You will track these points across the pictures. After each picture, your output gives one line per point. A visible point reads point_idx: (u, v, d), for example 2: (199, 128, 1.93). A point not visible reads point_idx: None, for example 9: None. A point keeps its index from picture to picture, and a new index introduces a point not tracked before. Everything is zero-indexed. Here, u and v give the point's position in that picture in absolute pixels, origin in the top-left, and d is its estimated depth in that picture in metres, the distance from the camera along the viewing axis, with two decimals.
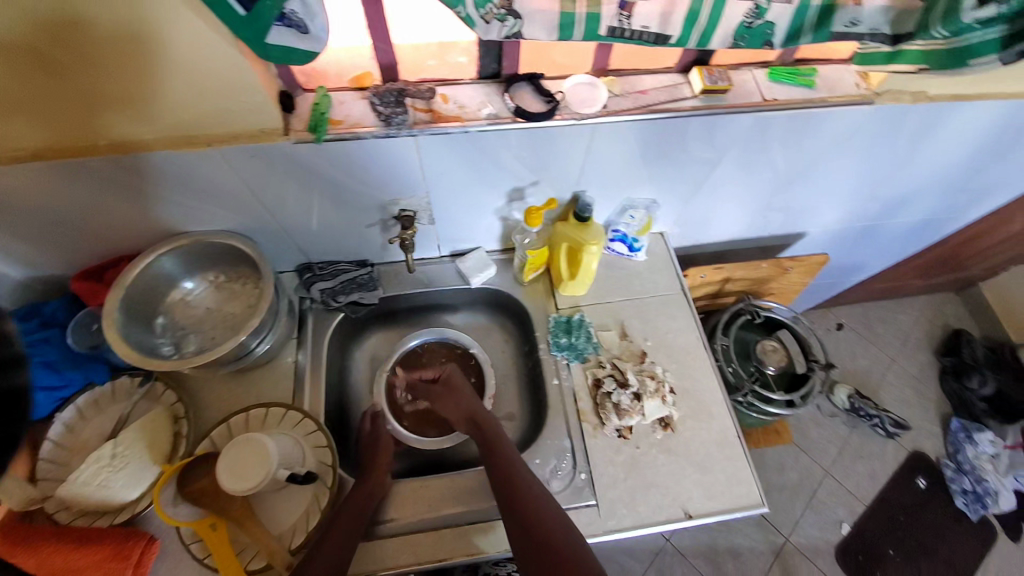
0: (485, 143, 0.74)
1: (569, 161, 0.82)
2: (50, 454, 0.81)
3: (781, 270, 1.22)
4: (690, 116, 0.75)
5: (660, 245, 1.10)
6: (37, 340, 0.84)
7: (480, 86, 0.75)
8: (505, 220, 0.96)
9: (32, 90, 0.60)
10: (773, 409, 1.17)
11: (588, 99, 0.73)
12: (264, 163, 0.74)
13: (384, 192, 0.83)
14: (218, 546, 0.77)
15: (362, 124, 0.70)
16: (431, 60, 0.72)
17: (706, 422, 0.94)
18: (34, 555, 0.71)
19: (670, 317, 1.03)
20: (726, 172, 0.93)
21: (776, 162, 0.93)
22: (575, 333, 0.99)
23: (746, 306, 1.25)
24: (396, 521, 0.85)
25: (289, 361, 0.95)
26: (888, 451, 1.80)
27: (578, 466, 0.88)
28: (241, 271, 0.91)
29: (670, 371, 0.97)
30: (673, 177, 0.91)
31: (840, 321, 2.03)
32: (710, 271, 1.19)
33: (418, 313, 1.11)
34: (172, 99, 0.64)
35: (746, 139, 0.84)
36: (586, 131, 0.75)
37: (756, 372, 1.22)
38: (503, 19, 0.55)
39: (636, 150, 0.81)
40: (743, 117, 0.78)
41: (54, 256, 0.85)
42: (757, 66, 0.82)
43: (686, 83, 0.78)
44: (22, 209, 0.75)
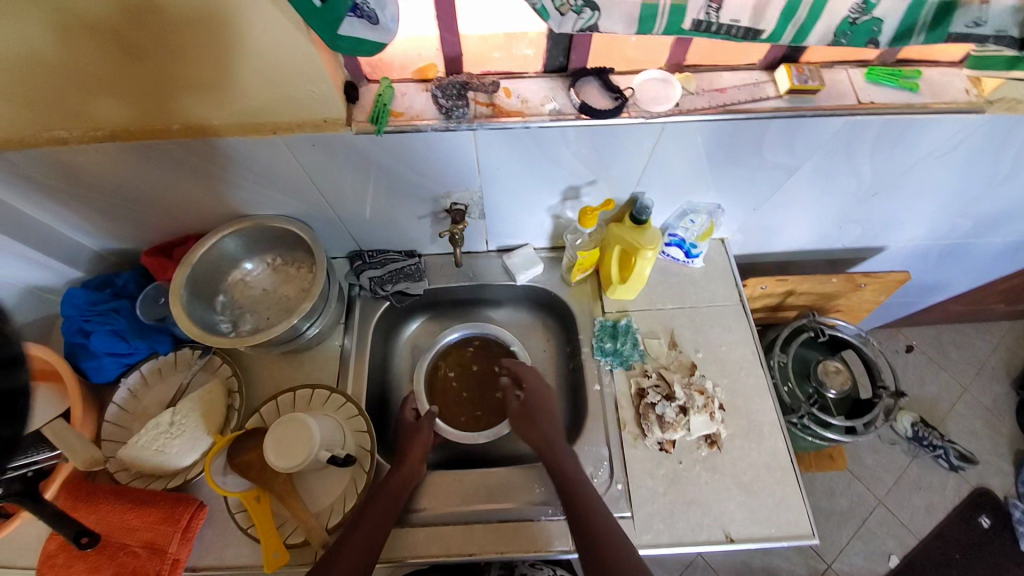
0: (545, 139, 0.71)
1: (632, 163, 0.78)
2: (116, 416, 0.87)
3: (851, 286, 1.13)
4: (773, 117, 0.69)
5: (720, 252, 1.04)
6: (107, 310, 0.89)
7: (544, 81, 0.71)
8: (557, 218, 0.93)
9: (117, 70, 0.62)
10: (831, 434, 1.09)
11: (662, 96, 0.68)
12: (324, 152, 0.74)
13: (437, 184, 0.82)
14: (261, 518, 0.80)
15: (422, 117, 0.69)
16: (497, 52, 0.69)
17: (756, 443, 0.89)
18: (94, 512, 0.77)
19: (725, 329, 0.97)
20: (802, 181, 0.86)
21: (861, 170, 0.85)
22: (621, 339, 0.95)
23: (811, 323, 1.17)
24: (428, 511, 0.86)
25: (336, 346, 0.97)
26: (950, 485, 1.66)
27: (615, 476, 0.86)
28: (296, 255, 0.94)
29: (721, 387, 0.92)
30: (744, 183, 0.85)
31: (908, 343, 1.88)
32: (773, 283, 1.11)
33: (462, 306, 1.11)
34: (243, 85, 0.65)
35: (830, 145, 0.77)
36: (653, 130, 0.70)
37: (815, 394, 1.14)
38: (580, 10, 0.50)
39: (704, 152, 0.76)
40: (833, 121, 0.71)
41: (130, 231, 0.91)
42: (853, 65, 0.74)
43: (770, 82, 0.72)
44: (104, 187, 0.80)
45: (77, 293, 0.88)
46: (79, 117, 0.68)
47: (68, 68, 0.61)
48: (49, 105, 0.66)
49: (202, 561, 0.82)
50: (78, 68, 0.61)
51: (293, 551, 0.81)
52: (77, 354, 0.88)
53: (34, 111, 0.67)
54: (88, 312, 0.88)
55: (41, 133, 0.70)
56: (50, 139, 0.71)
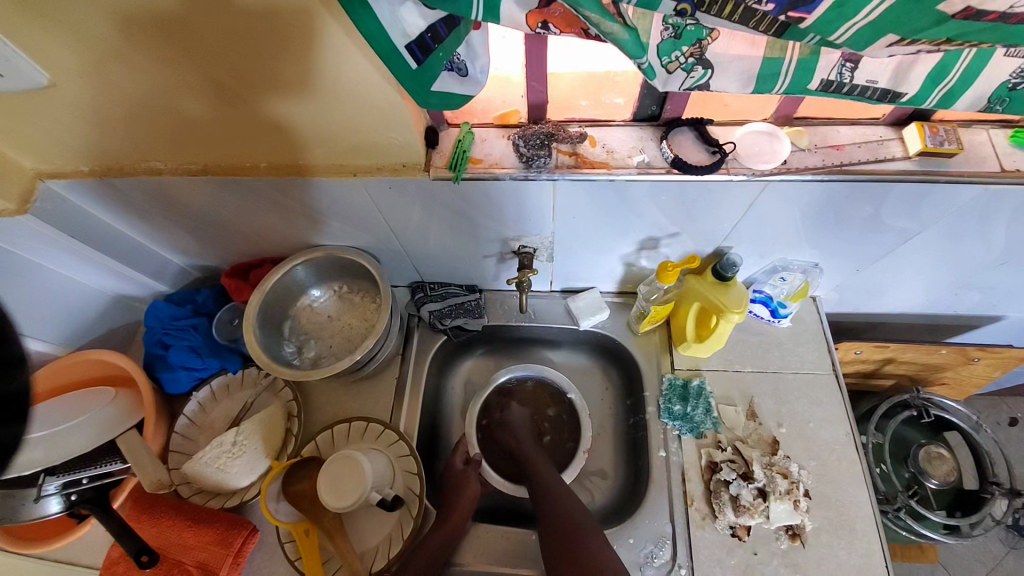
0: (629, 192, 0.66)
1: (722, 218, 0.71)
2: (185, 429, 0.91)
3: (964, 359, 0.98)
4: (899, 180, 0.60)
5: (812, 311, 0.93)
6: (185, 326, 0.94)
7: (633, 130, 0.67)
8: (629, 266, 0.88)
9: (201, 99, 0.63)
10: (931, 533, 0.94)
11: (766, 151, 0.61)
12: (400, 194, 0.73)
13: (508, 228, 0.79)
14: (308, 552, 0.79)
15: (502, 164, 0.66)
16: (585, 100, 0.66)
17: (847, 542, 0.77)
18: (156, 526, 0.79)
19: (813, 402, 0.86)
20: (919, 247, 0.75)
21: (996, 240, 0.73)
22: (693, 402, 0.87)
23: (914, 399, 1.03)
24: (473, 566, 0.82)
25: (392, 378, 0.97)
26: None
27: (678, 559, 0.78)
28: (362, 285, 0.94)
29: (807, 471, 0.82)
30: (849, 244, 0.75)
31: (1015, 416, 1.62)
32: (870, 349, 0.99)
33: (519, 345, 1.07)
34: (320, 118, 0.64)
35: (963, 213, 0.66)
36: (754, 188, 0.64)
37: (914, 483, 1.00)
38: (691, 69, 0.46)
39: (808, 212, 0.68)
40: (972, 188, 0.61)
41: (213, 251, 0.95)
42: (992, 126, 0.64)
43: (898, 139, 0.63)
44: (192, 212, 0.84)
45: (162, 307, 0.94)
46: (170, 145, 0.71)
47: (157, 97, 0.62)
48: (154, 140, 0.71)
49: None
50: (181, 110, 0.65)
51: None
52: (154, 364, 0.93)
53: (136, 142, 0.71)
54: (169, 326, 0.94)
55: (143, 164, 0.75)
56: (150, 170, 0.75)
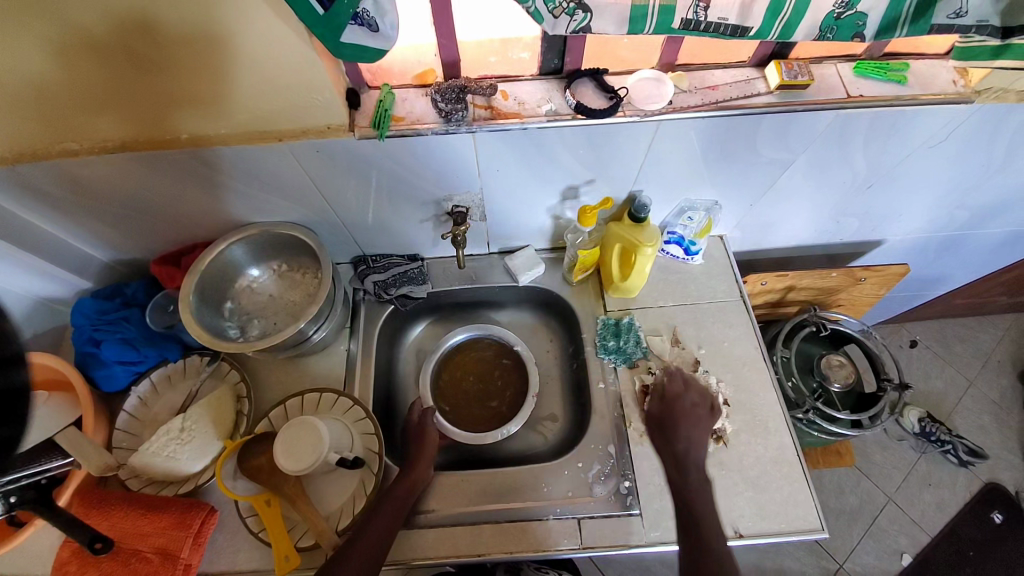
0: (543, 140, 0.73)
1: (629, 162, 0.80)
2: (126, 424, 0.88)
3: (852, 280, 1.14)
4: (765, 112, 0.71)
5: (720, 249, 1.05)
6: (116, 319, 0.91)
7: (540, 83, 0.73)
8: (557, 219, 0.95)
9: (111, 72, 0.62)
10: (837, 429, 1.08)
11: (654, 95, 0.70)
12: (328, 159, 0.76)
13: (439, 188, 0.83)
14: (272, 521, 0.81)
15: (423, 121, 0.71)
16: (493, 56, 0.72)
17: (763, 438, 0.89)
18: (108, 518, 0.78)
19: (726, 325, 0.98)
20: (796, 177, 0.88)
21: (855, 165, 0.86)
22: (624, 336, 0.97)
23: (811, 317, 1.18)
24: (437, 513, 0.87)
25: (342, 349, 0.99)
26: (961, 481, 1.65)
27: (622, 474, 0.87)
28: (302, 261, 0.95)
29: (725, 382, 0.93)
30: (739, 179, 0.87)
31: (913, 338, 1.88)
32: (773, 279, 1.12)
33: (465, 309, 1.12)
34: (240, 85, 0.66)
35: (822, 140, 0.79)
36: (649, 129, 0.72)
37: (820, 388, 1.14)
38: (573, 13, 0.53)
39: (699, 149, 0.78)
40: (824, 115, 0.73)
41: (139, 240, 0.93)
42: (841, 60, 0.76)
43: (761, 77, 0.74)
44: (111, 196, 0.81)
45: (88, 302, 0.91)
46: (80, 122, 0.69)
47: (63, 71, 0.61)
48: (61, 118, 0.68)
49: (215, 566, 0.82)
50: (89, 82, 0.63)
51: (304, 554, 0.82)
52: (88, 363, 0.89)
53: (41, 121, 0.68)
54: (98, 321, 0.90)
55: (51, 145, 0.72)
56: (60, 151, 0.73)
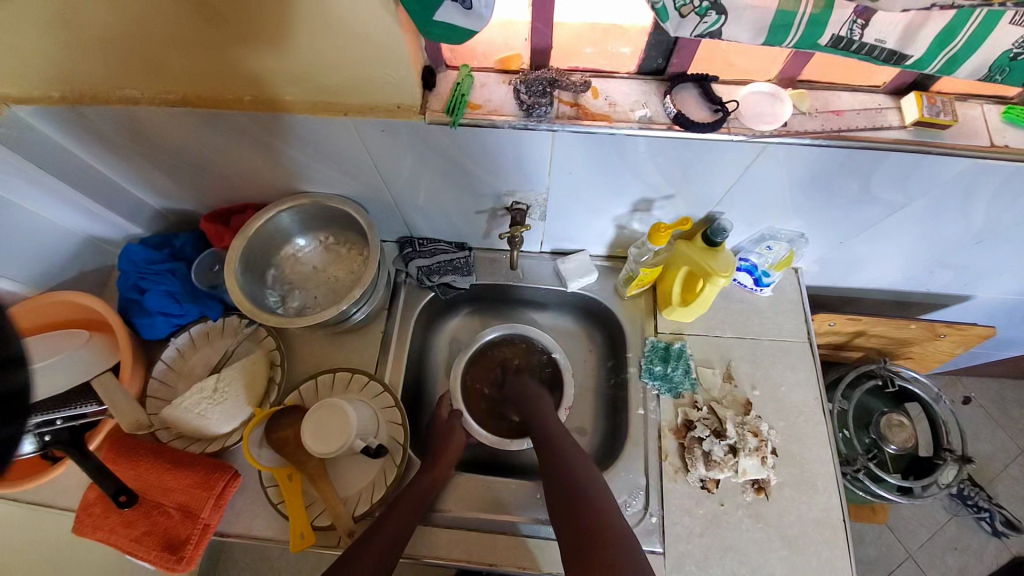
0: (628, 148, 0.66)
1: (717, 181, 0.71)
2: (162, 374, 0.89)
3: (930, 335, 1.03)
4: (894, 149, 0.61)
5: (792, 282, 0.95)
6: (163, 271, 0.91)
7: (636, 83, 0.65)
8: (621, 229, 0.88)
9: (180, 22, 0.58)
10: (884, 492, 1.00)
11: (769, 113, 0.61)
12: (392, 139, 0.71)
13: (503, 182, 0.77)
14: (291, 497, 0.80)
15: (501, 111, 0.64)
16: (589, 48, 0.64)
17: (807, 496, 0.83)
18: (133, 468, 0.79)
19: (787, 368, 0.90)
20: (901, 221, 0.77)
21: (975, 217, 0.75)
22: (673, 364, 0.90)
23: (879, 369, 1.08)
24: (455, 513, 0.85)
25: (378, 331, 0.96)
26: (988, 550, 1.54)
27: (650, 508, 0.82)
28: (349, 236, 0.92)
29: (776, 430, 0.86)
30: (837, 215, 0.77)
31: (969, 395, 1.73)
32: (843, 321, 1.03)
33: (505, 305, 1.07)
34: (312, 52, 0.61)
35: (948, 187, 0.68)
36: (752, 150, 0.64)
37: (874, 447, 1.05)
38: (704, 14, 0.45)
39: (801, 179, 0.69)
40: (961, 161, 0.63)
41: (191, 193, 0.91)
42: (992, 98, 0.65)
43: (896, 108, 0.63)
44: (168, 148, 0.79)
45: (136, 250, 0.91)
46: (145, 70, 0.66)
47: (133, 16, 0.58)
48: (128, 64, 0.65)
49: (232, 528, 0.83)
50: (158, 29, 0.60)
51: (319, 533, 0.81)
52: (131, 309, 0.90)
53: (107, 64, 0.66)
54: (144, 270, 0.90)
55: (115, 89, 0.69)
56: (123, 97, 0.70)
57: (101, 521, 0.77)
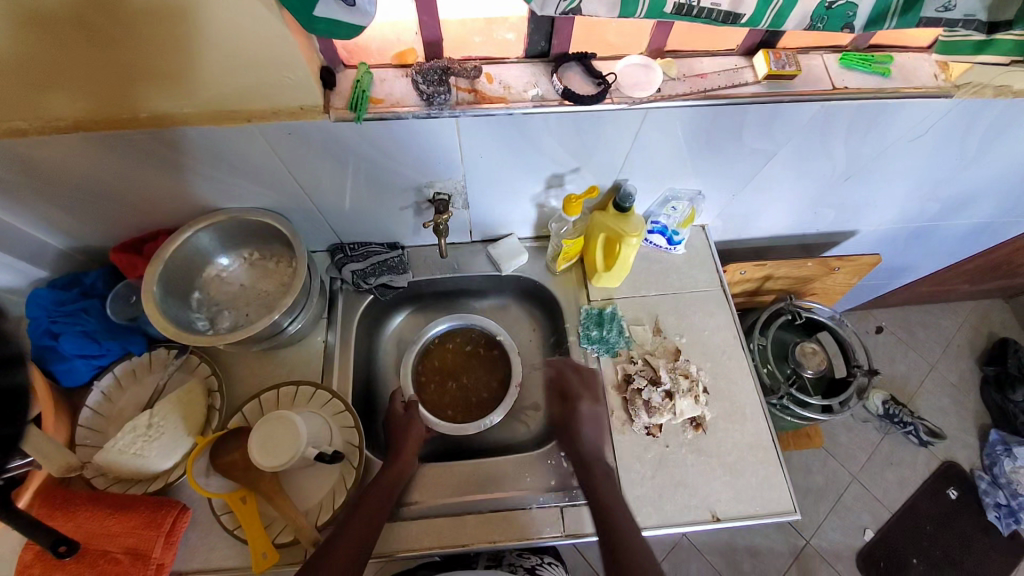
0: (528, 126, 0.71)
1: (615, 150, 0.78)
2: (89, 420, 0.84)
3: (826, 270, 1.17)
4: (752, 102, 0.71)
5: (701, 237, 1.05)
6: (76, 311, 0.85)
7: (526, 66, 0.71)
8: (541, 208, 0.93)
9: (62, 45, 0.57)
10: (809, 413, 1.12)
11: (642, 82, 0.68)
12: (301, 142, 0.72)
13: (420, 174, 0.80)
14: (248, 519, 0.79)
15: (403, 103, 0.67)
16: (477, 36, 0.69)
17: (740, 424, 0.91)
18: (72, 519, 0.74)
19: (706, 314, 0.99)
20: (779, 167, 0.88)
21: (836, 157, 0.87)
22: (607, 326, 0.97)
23: (787, 306, 1.20)
24: (418, 504, 0.86)
25: (320, 340, 0.96)
26: (921, 459, 1.75)
27: (604, 462, 0.87)
28: (274, 249, 0.91)
29: (705, 371, 0.95)
30: (724, 169, 0.87)
31: (880, 324, 1.95)
32: (752, 268, 1.14)
33: (446, 298, 1.10)
34: (209, 63, 0.61)
35: (806, 131, 0.79)
36: (636, 117, 0.71)
37: (794, 374, 1.18)
38: None
39: (684, 140, 0.77)
40: (809, 106, 0.74)
41: (98, 227, 0.87)
42: (827, 51, 0.76)
43: (749, 67, 0.73)
44: (64, 178, 0.75)
45: (43, 293, 0.85)
46: (34, 103, 0.64)
47: (8, 44, 0.56)
48: (6, 94, 0.62)
49: (188, 566, 0.80)
50: (35, 56, 0.58)
51: (283, 550, 0.80)
52: (46, 356, 0.83)
53: None
54: (57, 313, 0.84)
55: None
56: (6, 131, 0.66)
57: None
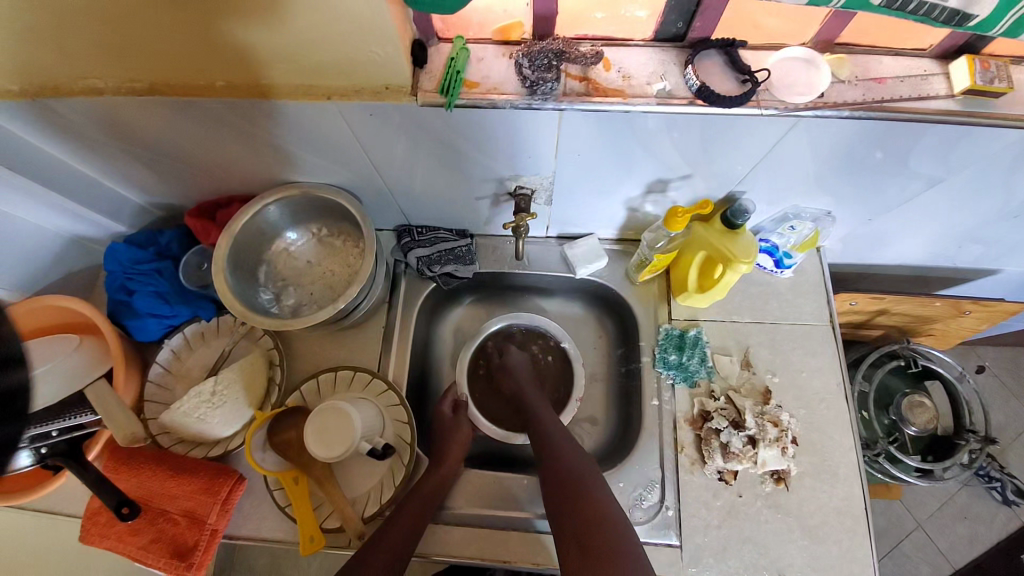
0: (643, 126, 0.59)
1: (742, 160, 0.65)
2: (160, 378, 0.86)
3: (955, 311, 0.98)
4: (942, 120, 0.55)
5: (814, 262, 0.90)
6: (150, 270, 0.87)
7: (652, 51, 0.59)
8: (632, 212, 0.82)
9: (140, 3, 0.51)
10: (901, 473, 0.98)
11: (803, 82, 0.54)
12: (383, 123, 0.64)
13: (506, 166, 0.71)
14: (298, 499, 0.78)
15: (501, 90, 0.58)
16: (598, 12, 0.56)
17: (829, 485, 0.80)
18: (136, 476, 0.77)
19: (807, 353, 0.86)
20: (939, 195, 0.71)
21: (1020, 189, 0.69)
22: (688, 352, 0.86)
23: (903, 349, 1.04)
24: (463, 510, 0.83)
25: (380, 326, 0.92)
26: (999, 519, 1.54)
27: (666, 502, 0.80)
28: (342, 227, 0.86)
29: (796, 419, 0.83)
30: (868, 191, 0.71)
31: (982, 363, 1.69)
32: (865, 300, 0.98)
33: (511, 293, 1.03)
34: (291, 32, 0.54)
35: (998, 158, 0.62)
36: (782, 126, 0.57)
37: (893, 429, 1.02)
38: None
39: (833, 155, 0.63)
40: (1016, 131, 0.57)
41: (175, 187, 0.85)
42: None
43: (941, 76, 0.57)
44: (143, 139, 0.72)
45: (121, 249, 0.86)
46: (114, 61, 0.60)
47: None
48: (88, 50, 0.59)
49: (241, 532, 0.82)
50: (112, 9, 0.52)
51: (329, 535, 0.80)
52: (120, 311, 0.86)
53: (70, 55, 0.59)
54: (132, 270, 0.86)
55: (79, 80, 0.63)
56: (88, 88, 0.64)
57: (107, 530, 0.76)
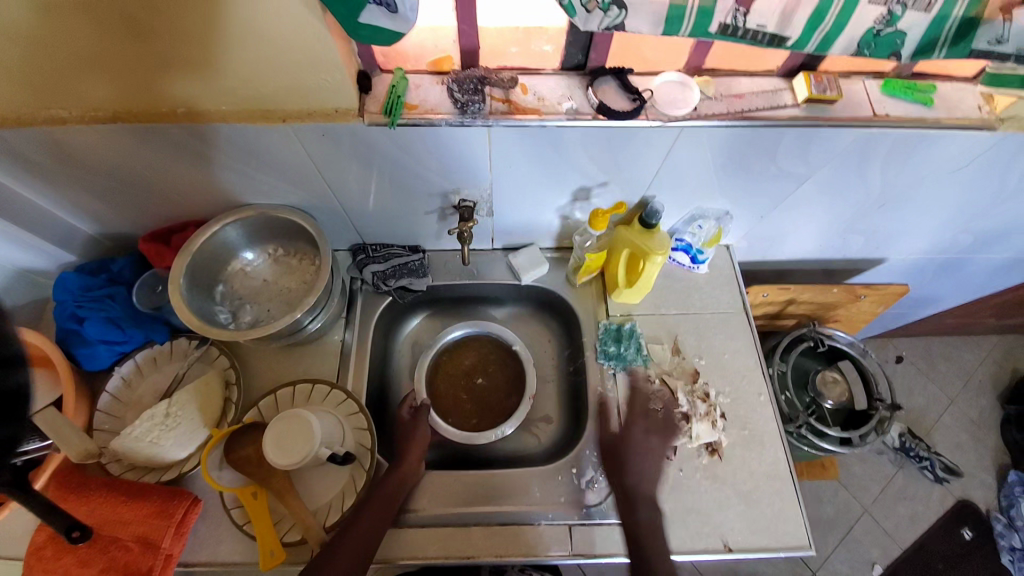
0: (560, 138, 0.71)
1: (645, 167, 0.78)
2: (108, 406, 0.85)
3: (851, 297, 1.14)
4: (790, 125, 0.70)
5: (726, 258, 1.03)
6: (101, 297, 0.87)
7: (561, 78, 0.71)
8: (565, 219, 0.93)
9: (110, 42, 0.58)
10: (827, 444, 1.09)
11: (679, 99, 0.68)
12: (333, 144, 0.73)
13: (448, 180, 0.80)
14: (257, 514, 0.78)
15: (437, 110, 0.68)
16: (514, 47, 0.69)
17: (757, 452, 0.89)
18: (87, 504, 0.75)
19: (728, 336, 0.97)
20: (810, 191, 0.86)
21: (871, 182, 0.85)
22: (625, 343, 0.95)
23: (809, 332, 1.18)
24: (428, 511, 0.85)
25: (336, 340, 0.96)
26: (935, 497, 1.68)
27: None
28: (298, 246, 0.92)
29: (723, 395, 0.93)
30: (754, 191, 0.85)
31: (900, 354, 1.90)
32: (774, 292, 1.11)
33: (463, 305, 1.09)
34: (248, 64, 0.62)
35: (843, 157, 0.78)
36: (670, 134, 0.70)
37: (813, 404, 1.16)
38: (607, 9, 0.51)
39: (716, 159, 0.76)
40: (849, 132, 0.72)
41: (130, 215, 0.88)
42: (870, 77, 0.75)
43: (788, 89, 0.72)
44: (98, 166, 0.76)
45: (71, 278, 0.87)
46: (79, 95, 0.66)
47: (57, 36, 0.58)
48: (56, 84, 0.64)
49: (194, 557, 0.80)
50: (77, 44, 0.59)
51: (290, 549, 0.79)
52: (69, 339, 0.85)
53: (34, 88, 0.64)
54: (82, 298, 0.86)
55: (41, 111, 0.68)
56: (49, 118, 0.68)
57: (51, 564, 0.72)
